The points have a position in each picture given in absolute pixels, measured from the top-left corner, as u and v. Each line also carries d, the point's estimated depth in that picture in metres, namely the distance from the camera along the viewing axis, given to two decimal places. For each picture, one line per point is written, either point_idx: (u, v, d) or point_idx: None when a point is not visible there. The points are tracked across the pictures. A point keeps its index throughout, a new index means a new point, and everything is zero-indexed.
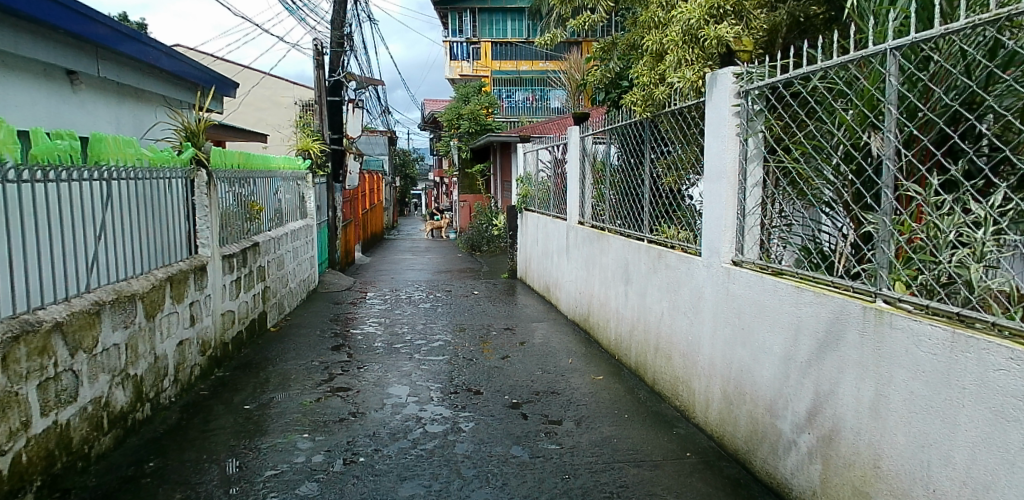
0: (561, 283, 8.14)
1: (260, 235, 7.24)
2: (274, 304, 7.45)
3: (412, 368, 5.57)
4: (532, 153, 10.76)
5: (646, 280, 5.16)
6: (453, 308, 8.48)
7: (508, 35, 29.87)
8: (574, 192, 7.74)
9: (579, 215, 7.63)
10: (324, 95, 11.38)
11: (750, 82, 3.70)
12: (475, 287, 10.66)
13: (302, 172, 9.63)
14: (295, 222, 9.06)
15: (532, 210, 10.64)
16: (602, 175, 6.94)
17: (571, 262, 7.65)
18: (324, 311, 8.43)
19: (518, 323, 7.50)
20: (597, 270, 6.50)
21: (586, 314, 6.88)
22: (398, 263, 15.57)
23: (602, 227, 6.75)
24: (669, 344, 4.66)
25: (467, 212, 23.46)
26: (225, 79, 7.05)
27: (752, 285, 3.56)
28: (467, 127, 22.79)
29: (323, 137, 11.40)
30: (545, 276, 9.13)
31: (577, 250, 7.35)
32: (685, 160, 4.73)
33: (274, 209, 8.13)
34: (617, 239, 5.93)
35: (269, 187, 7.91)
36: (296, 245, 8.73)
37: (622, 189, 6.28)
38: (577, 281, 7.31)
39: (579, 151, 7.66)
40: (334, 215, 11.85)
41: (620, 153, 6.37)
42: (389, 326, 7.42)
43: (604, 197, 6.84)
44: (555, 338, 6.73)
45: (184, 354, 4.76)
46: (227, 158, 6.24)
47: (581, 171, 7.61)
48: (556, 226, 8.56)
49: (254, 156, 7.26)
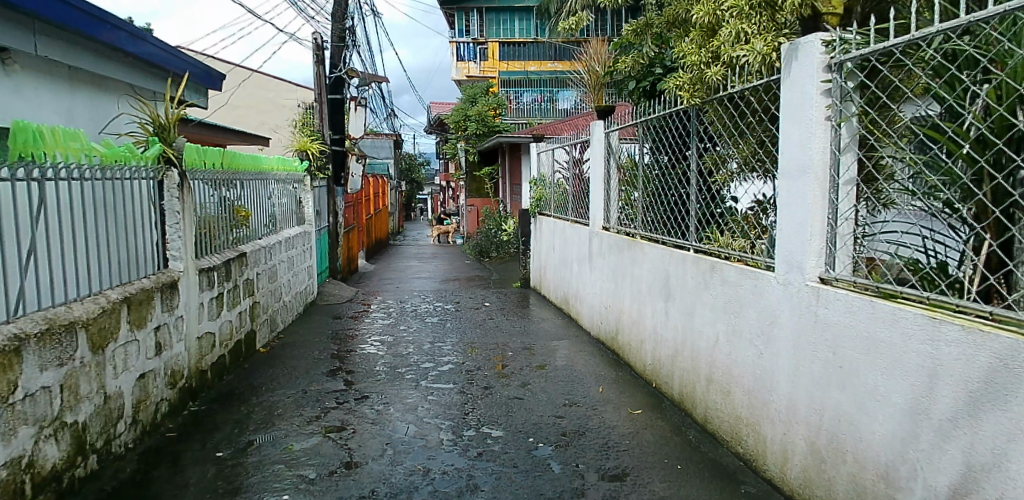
0: (582, 296, 7.35)
1: (248, 244, 6.48)
2: (266, 321, 6.68)
3: (418, 400, 4.79)
4: (547, 153, 10.00)
5: (693, 297, 4.36)
6: (463, 323, 7.71)
7: (516, 34, 29.15)
8: (597, 194, 6.96)
9: (603, 220, 6.84)
10: (325, 93, 10.65)
11: (845, 52, 2.91)
12: (486, 298, 9.86)
13: (299, 175, 8.88)
14: (290, 229, 8.31)
15: (547, 215, 9.87)
16: (633, 174, 6.14)
17: (594, 273, 6.86)
18: (322, 327, 7.67)
19: (537, 342, 6.71)
20: (628, 283, 5.71)
21: (614, 333, 6.09)
22: (403, 271, 14.78)
23: (633, 235, 5.97)
24: (729, 376, 3.87)
25: (477, 216, 22.55)
26: (210, 69, 6.28)
27: (856, 313, 2.75)
28: (474, 129, 22.07)
29: (324, 137, 10.67)
30: (563, 287, 8.35)
31: (603, 260, 6.56)
32: (744, 153, 3.96)
33: (267, 214, 7.38)
34: (653, 248, 5.14)
35: (261, 191, 7.16)
36: (291, 254, 7.98)
37: (658, 189, 5.51)
38: (603, 295, 6.50)
39: (604, 149, 6.88)
40: (336, 221, 11.09)
41: (654, 150, 5.59)
42: (392, 345, 6.65)
43: (635, 200, 6.06)
44: (580, 360, 5.94)
45: (148, 389, 3.99)
46: (209, 157, 5.50)
47: (605, 171, 6.83)
48: (576, 233, 7.77)
49: (242, 156, 6.51)
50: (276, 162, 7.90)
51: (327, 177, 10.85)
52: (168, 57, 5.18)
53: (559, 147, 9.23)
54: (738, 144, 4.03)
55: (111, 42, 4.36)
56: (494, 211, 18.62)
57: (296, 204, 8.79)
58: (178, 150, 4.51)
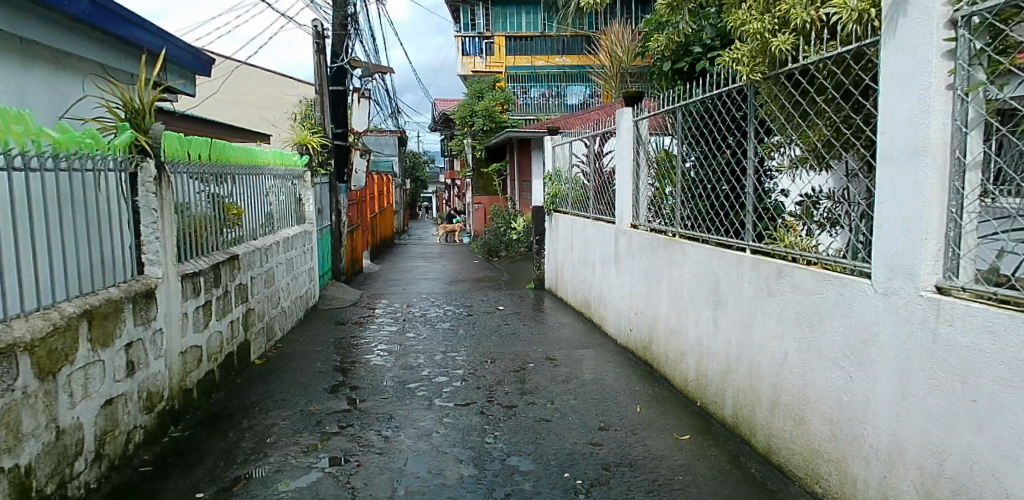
0: (606, 300, 6.75)
1: (241, 244, 5.87)
2: (261, 330, 6.09)
3: (433, 423, 4.17)
4: (563, 146, 9.39)
5: (751, 306, 3.77)
6: (476, 329, 7.10)
7: (524, 29, 28.56)
8: (624, 188, 6.34)
9: (633, 216, 6.23)
10: (327, 84, 10.01)
11: (976, 2, 2.27)
12: (500, 301, 9.25)
13: (299, 170, 8.27)
14: (289, 228, 7.71)
15: (564, 212, 9.25)
16: (668, 166, 5.53)
17: (621, 276, 6.26)
18: (324, 334, 7.08)
19: (560, 352, 6.10)
20: (664, 287, 5.12)
21: (646, 343, 5.50)
22: (409, 272, 14.17)
23: (671, 233, 5.36)
24: (803, 402, 3.29)
25: (483, 215, 22.01)
26: (200, 54, 5.66)
27: (1005, 335, 2.12)
28: (481, 125, 21.44)
29: (325, 130, 10.07)
30: (583, 290, 7.73)
31: (632, 262, 5.95)
32: (813, 136, 3.37)
33: (263, 212, 6.79)
34: (698, 247, 4.54)
35: (255, 187, 6.56)
36: (290, 255, 7.38)
37: (701, 182, 4.90)
38: (633, 300, 5.89)
39: (632, 138, 6.24)
40: (338, 220, 10.51)
41: (695, 138, 4.99)
42: (400, 355, 6.04)
43: (672, 195, 5.44)
44: (610, 373, 5.33)
45: (116, 417, 3.39)
46: (194, 148, 4.90)
47: (635, 163, 6.22)
48: (599, 231, 7.16)
49: (234, 148, 5.92)
50: (272, 155, 7.29)
51: (330, 173, 10.26)
52: (146, 34, 4.56)
53: (578, 139, 8.60)
54: (803, 125, 3.44)
55: (72, 15, 3.73)
56: (503, 209, 18.03)
57: (296, 202, 8.19)
58: (153, 138, 3.91)
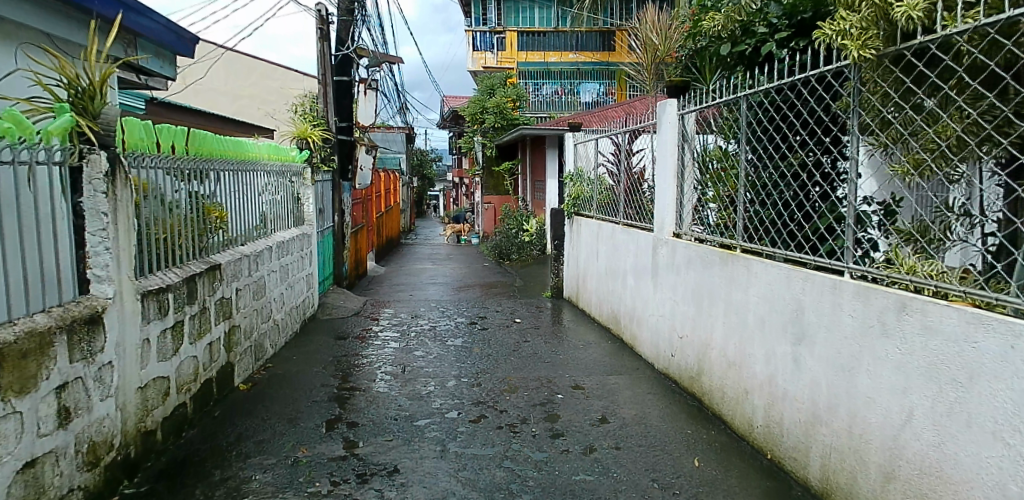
0: (640, 317, 5.94)
1: (225, 251, 5.08)
2: (248, 348, 5.31)
3: (447, 480, 3.39)
4: (587, 144, 8.57)
5: (859, 345, 2.97)
6: (492, 348, 6.32)
7: (537, 23, 27.74)
8: (665, 192, 5.51)
9: (676, 224, 5.41)
10: (330, 73, 9.19)
11: None
12: (515, 312, 8.43)
13: (297, 167, 7.47)
14: (284, 231, 6.92)
15: (588, 215, 8.44)
16: (724, 168, 4.71)
17: (661, 292, 5.45)
18: (322, 350, 6.32)
19: (590, 378, 5.30)
20: (721, 309, 4.33)
21: (695, 373, 4.70)
22: (415, 275, 13.35)
23: (728, 245, 4.55)
24: (940, 482, 2.49)
25: (494, 215, 21.21)
26: (176, 31, 4.78)
27: None
28: (493, 122, 20.63)
29: (328, 123, 9.22)
30: (611, 303, 6.92)
31: (676, 277, 5.14)
32: (958, 131, 2.56)
33: (253, 213, 5.99)
34: (772, 266, 3.72)
35: (244, 185, 5.76)
36: (286, 261, 6.59)
37: (769, 187, 4.08)
38: (678, 322, 5.07)
39: (676, 134, 5.41)
40: (341, 220, 9.74)
41: (761, 134, 4.17)
42: (407, 380, 5.26)
43: (728, 202, 4.63)
44: (654, 410, 4.53)
45: (41, 485, 2.62)
46: (167, 139, 4.10)
47: (678, 164, 5.39)
48: (631, 239, 6.35)
49: (221, 140, 5.12)
50: (267, 148, 6.48)
51: (332, 170, 9.46)
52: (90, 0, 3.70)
53: (605, 136, 7.77)
54: (942, 115, 2.61)
55: None
56: (515, 210, 17.21)
57: (293, 201, 7.39)
58: (105, 125, 3.12)
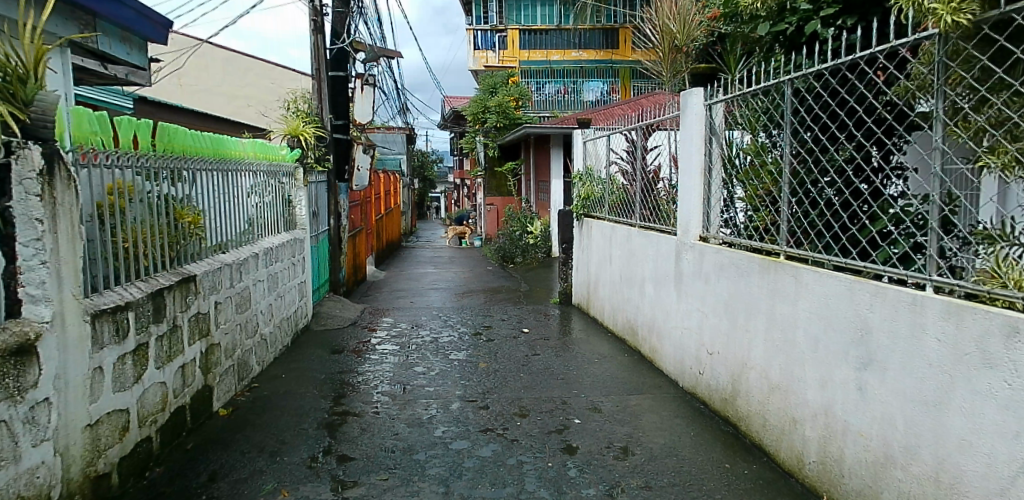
0: (662, 329, 5.43)
1: (203, 260, 4.56)
2: (230, 367, 4.79)
3: None
4: (598, 141, 8.05)
5: (953, 376, 2.44)
6: (499, 362, 5.80)
7: (539, 21, 27.23)
8: (689, 191, 4.99)
9: (702, 226, 4.89)
10: (325, 68, 8.68)
11: None
12: (523, 320, 7.90)
13: (288, 167, 6.94)
14: (274, 237, 6.41)
15: (599, 217, 7.93)
16: (757, 164, 4.20)
17: (687, 302, 4.93)
18: (315, 366, 5.81)
19: (609, 398, 4.78)
20: (762, 324, 3.82)
21: (731, 394, 4.19)
22: (417, 280, 12.83)
23: (764, 251, 4.05)
24: None
25: (495, 216, 20.90)
26: (147, 15, 4.25)
27: None
28: (494, 121, 20.09)
29: (324, 122, 8.71)
30: (627, 312, 6.41)
31: (705, 286, 4.62)
32: None
33: (237, 217, 5.47)
34: (829, 276, 3.20)
35: (226, 186, 5.23)
36: (275, 269, 6.08)
37: (816, 184, 3.57)
38: (708, 337, 4.55)
39: (702, 127, 4.87)
40: (337, 224, 9.24)
41: (803, 125, 3.67)
42: (406, 401, 4.75)
43: (763, 201, 4.12)
44: (685, 438, 4.01)
45: None
46: (127, 135, 3.56)
47: (704, 160, 4.86)
48: (650, 243, 5.83)
49: (196, 136, 4.58)
50: (252, 146, 5.95)
51: (328, 171, 8.96)
52: None
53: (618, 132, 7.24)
54: None
55: None
56: (519, 211, 16.69)
57: (284, 204, 6.88)
58: (39, 113, 2.62)
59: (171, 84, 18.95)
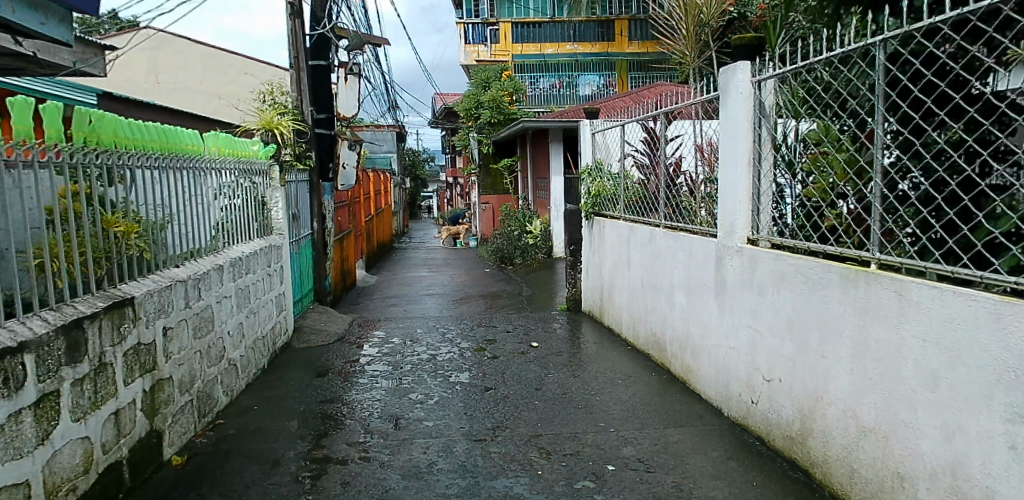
0: (700, 346, 4.64)
1: (153, 277, 3.73)
2: (189, 402, 3.95)
3: None
4: (608, 131, 7.26)
5: None
6: (508, 385, 5.01)
7: (531, 14, 26.40)
8: (735, 186, 4.18)
9: (751, 227, 4.10)
10: (304, 56, 7.84)
11: None
12: (529, 332, 7.09)
13: (261, 164, 6.10)
14: (246, 244, 5.58)
15: (612, 215, 7.15)
16: (828, 150, 3.38)
17: (734, 317, 4.15)
18: (294, 393, 5.01)
19: (643, 434, 3.99)
20: (849, 349, 3.05)
21: (801, 433, 3.43)
22: (411, 285, 12.04)
23: (842, 257, 3.25)
24: None
25: (491, 215, 20.21)
26: None
27: None
28: (488, 117, 19.27)
29: (304, 115, 7.86)
30: (650, 323, 5.65)
31: (760, 299, 3.83)
32: None
33: (198, 223, 4.62)
34: (958, 295, 2.43)
35: (182, 187, 4.38)
36: (247, 281, 5.26)
37: (921, 173, 2.76)
38: (766, 360, 3.76)
39: (750, 109, 4.06)
40: (322, 227, 8.42)
41: (901, 98, 2.82)
42: (400, 440, 3.95)
43: (839, 196, 3.31)
44: (749, 490, 3.24)
45: None
46: (26, 121, 2.81)
47: (754, 148, 4.05)
48: (681, 245, 5.03)
49: (137, 128, 3.76)
50: (214, 139, 5.09)
51: (309, 169, 8.13)
52: None
53: (633, 121, 6.43)
54: None
55: None
56: (516, 210, 15.92)
57: (257, 206, 6.03)
58: None
59: (147, 82, 18.48)
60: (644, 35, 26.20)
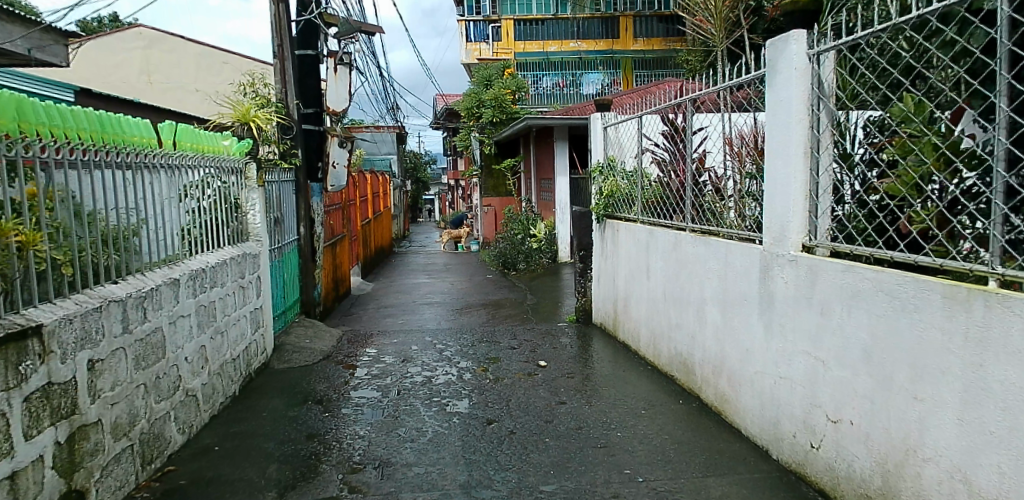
0: (739, 373, 3.93)
1: (79, 296, 3.00)
2: (126, 449, 3.24)
3: None
4: (623, 124, 6.57)
5: None
6: (513, 417, 4.31)
7: (534, 10, 25.72)
8: (786, 183, 3.48)
9: (807, 231, 3.41)
10: (289, 44, 7.15)
11: None
12: (537, 348, 6.37)
13: (234, 162, 5.39)
14: (215, 253, 4.89)
15: (627, 217, 6.45)
16: (918, 135, 2.71)
17: (785, 340, 3.46)
18: (265, 428, 4.32)
19: (679, 485, 3.28)
20: (958, 393, 2.36)
21: (883, 493, 2.74)
22: (409, 293, 11.34)
23: (940, 270, 2.57)
24: None
25: (495, 218, 19.52)
26: None
27: None
28: (490, 116, 18.58)
29: (289, 109, 7.18)
30: (675, 342, 4.95)
31: (823, 321, 3.13)
32: None
33: (152, 230, 3.92)
34: None
35: (129, 186, 3.65)
36: (214, 297, 4.57)
37: None
38: (832, 396, 3.07)
39: (806, 89, 3.37)
40: (309, 232, 7.74)
41: None
42: (385, 493, 3.26)
43: (932, 191, 2.63)
44: None
45: None
46: None
47: (810, 137, 3.37)
48: (714, 253, 4.33)
49: (58, 112, 3.01)
50: (170, 130, 4.34)
51: (296, 168, 7.45)
52: None
53: (653, 111, 5.74)
54: None
55: None
56: (519, 212, 15.22)
57: (229, 209, 5.33)
58: None
59: (139, 80, 17.88)
60: (649, 33, 25.57)
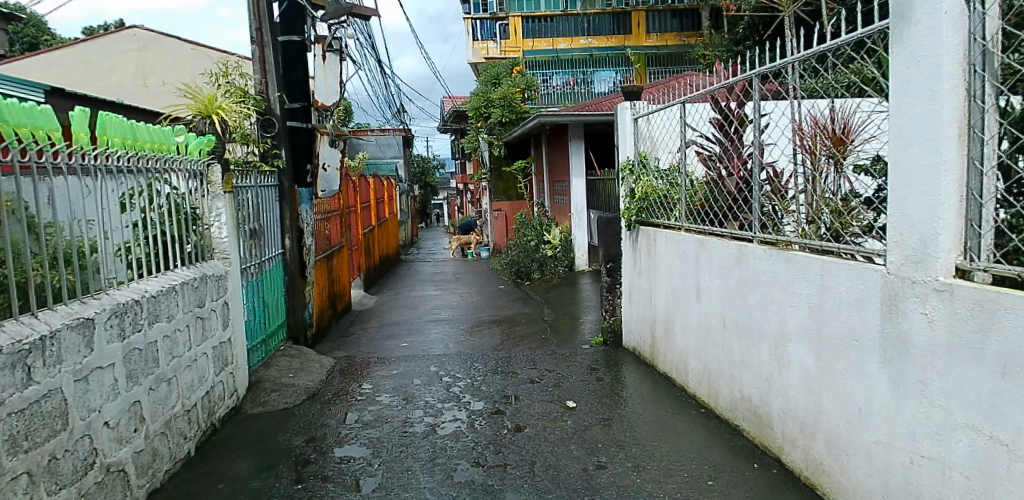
0: (849, 438, 2.89)
1: None
2: None
3: None
4: (659, 113, 5.54)
5: None
6: (542, 493, 3.28)
7: (543, 7, 24.78)
8: (928, 180, 2.45)
9: (962, 248, 2.37)
10: (269, 28, 6.19)
11: None
12: (562, 382, 5.34)
13: (191, 163, 4.41)
14: (160, 277, 3.91)
15: (668, 225, 5.41)
16: None
17: (932, 404, 2.42)
18: None
19: None
20: None
21: None
22: (415, 308, 10.34)
23: None
24: None
25: (505, 223, 18.54)
26: None
27: None
28: (499, 115, 17.58)
29: (271, 103, 6.20)
30: (741, 383, 3.92)
31: (1010, 387, 2.07)
32: None
33: (60, 254, 2.93)
34: None
35: (16, 198, 2.66)
36: (154, 334, 3.59)
37: None
38: None
39: (963, 44, 2.33)
40: (296, 245, 6.76)
41: None
42: None
43: None
44: None
45: None
46: None
47: (969, 114, 2.33)
48: (801, 273, 3.30)
49: None
50: (82, 119, 3.25)
51: (280, 172, 6.46)
52: None
53: (699, 96, 4.72)
54: None
55: None
56: (532, 218, 14.25)
57: (184, 221, 4.35)
58: None
59: (134, 84, 17.04)
60: (662, 28, 24.68)
